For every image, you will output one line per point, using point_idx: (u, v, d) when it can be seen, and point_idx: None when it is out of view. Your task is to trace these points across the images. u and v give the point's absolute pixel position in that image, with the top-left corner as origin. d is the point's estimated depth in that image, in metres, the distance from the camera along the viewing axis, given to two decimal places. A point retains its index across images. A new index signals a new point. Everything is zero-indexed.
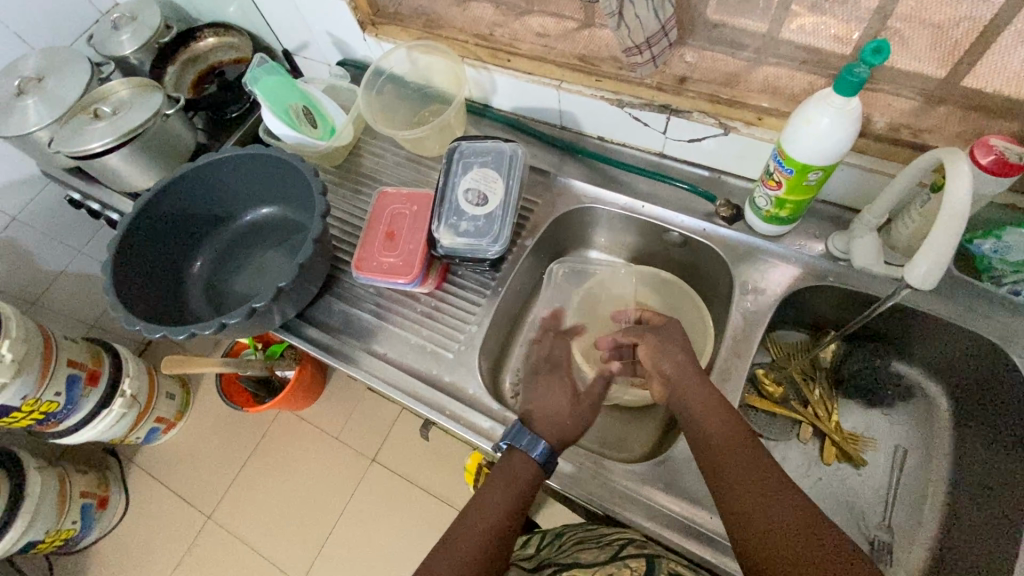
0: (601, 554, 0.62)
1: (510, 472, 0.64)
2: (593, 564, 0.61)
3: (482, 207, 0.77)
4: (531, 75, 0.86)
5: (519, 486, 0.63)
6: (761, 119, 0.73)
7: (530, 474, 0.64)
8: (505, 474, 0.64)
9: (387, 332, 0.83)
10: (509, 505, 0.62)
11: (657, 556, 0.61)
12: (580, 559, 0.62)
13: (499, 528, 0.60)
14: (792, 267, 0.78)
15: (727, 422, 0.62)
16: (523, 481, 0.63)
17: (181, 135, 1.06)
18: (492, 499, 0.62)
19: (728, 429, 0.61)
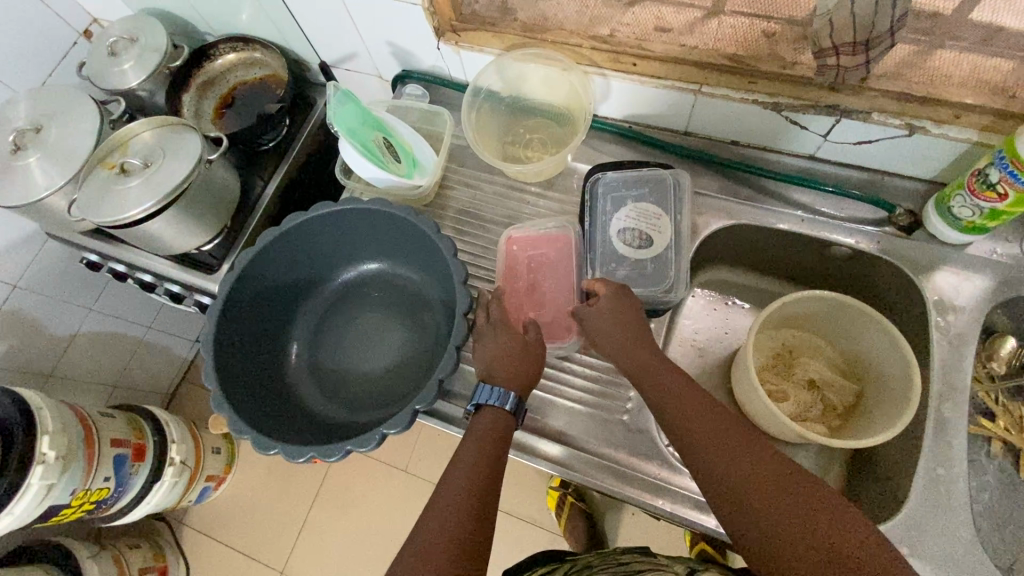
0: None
1: (478, 433, 0.57)
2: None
3: (646, 248, 0.66)
4: (662, 80, 0.74)
5: (488, 445, 0.56)
6: (959, 116, 0.64)
7: (497, 430, 0.58)
8: (471, 439, 0.57)
9: (541, 400, 0.72)
10: (486, 471, 0.54)
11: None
12: None
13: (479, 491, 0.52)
14: (985, 279, 0.70)
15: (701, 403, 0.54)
16: (494, 440, 0.57)
17: (225, 182, 0.90)
18: (461, 465, 0.54)
19: (709, 418, 0.52)
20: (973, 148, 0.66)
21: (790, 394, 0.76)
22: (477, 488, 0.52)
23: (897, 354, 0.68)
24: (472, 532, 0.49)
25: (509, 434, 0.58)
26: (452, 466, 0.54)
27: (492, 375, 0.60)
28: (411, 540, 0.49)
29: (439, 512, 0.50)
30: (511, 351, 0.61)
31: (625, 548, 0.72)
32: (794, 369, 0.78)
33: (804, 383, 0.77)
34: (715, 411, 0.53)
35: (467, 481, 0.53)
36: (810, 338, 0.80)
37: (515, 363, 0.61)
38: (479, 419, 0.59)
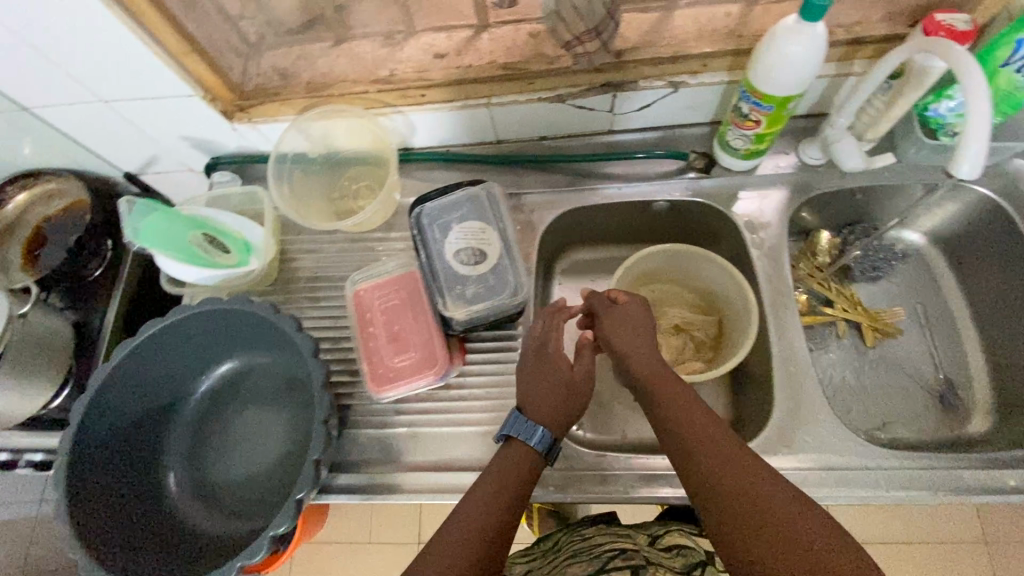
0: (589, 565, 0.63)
1: (500, 467, 0.60)
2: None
3: (483, 263, 0.68)
4: (454, 102, 0.77)
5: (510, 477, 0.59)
6: (707, 64, 0.71)
7: (525, 465, 0.60)
8: (496, 471, 0.60)
9: (440, 437, 0.72)
10: (502, 501, 0.57)
11: (645, 564, 0.61)
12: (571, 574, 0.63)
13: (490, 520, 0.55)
14: (779, 191, 0.79)
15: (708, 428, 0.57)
16: (517, 476, 0.59)
17: (53, 328, 0.83)
18: (481, 494, 0.57)
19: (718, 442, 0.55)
20: (729, 87, 0.75)
21: (662, 342, 0.82)
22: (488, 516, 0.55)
23: (731, 280, 0.77)
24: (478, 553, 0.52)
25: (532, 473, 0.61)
26: (469, 499, 0.57)
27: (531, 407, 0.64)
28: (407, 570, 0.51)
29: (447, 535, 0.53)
30: (559, 390, 0.64)
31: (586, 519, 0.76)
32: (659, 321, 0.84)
33: (671, 330, 0.83)
34: (724, 438, 0.55)
35: (481, 509, 0.56)
36: (666, 289, 0.86)
37: (560, 401, 0.64)
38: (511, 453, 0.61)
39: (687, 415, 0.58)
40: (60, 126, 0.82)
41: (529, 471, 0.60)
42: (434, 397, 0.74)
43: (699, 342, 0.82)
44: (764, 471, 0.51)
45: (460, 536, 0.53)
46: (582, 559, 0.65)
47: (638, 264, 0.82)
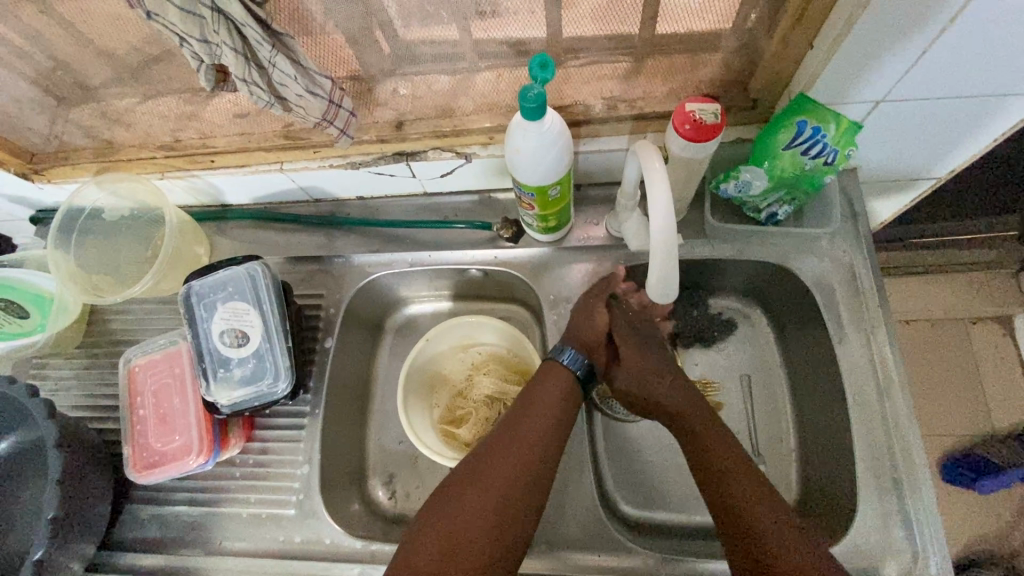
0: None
1: (547, 384, 0.63)
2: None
3: (246, 346, 0.67)
4: (248, 167, 0.75)
5: (551, 409, 0.61)
6: (492, 138, 0.69)
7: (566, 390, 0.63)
8: (550, 382, 0.63)
9: (218, 518, 0.71)
10: (558, 413, 0.61)
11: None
12: None
13: (527, 456, 0.58)
14: (586, 262, 0.76)
15: (728, 444, 0.60)
16: (559, 396, 0.62)
17: None
18: (532, 410, 0.61)
19: (733, 455, 0.59)
20: None
21: (470, 414, 0.82)
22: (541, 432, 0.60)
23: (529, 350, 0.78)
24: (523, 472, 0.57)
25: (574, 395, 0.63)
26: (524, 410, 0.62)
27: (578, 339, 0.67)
28: (451, 512, 0.54)
29: (484, 480, 0.56)
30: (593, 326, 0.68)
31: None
32: (472, 390, 0.84)
33: (483, 400, 0.82)
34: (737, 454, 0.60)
35: (528, 441, 0.59)
36: (486, 353, 0.86)
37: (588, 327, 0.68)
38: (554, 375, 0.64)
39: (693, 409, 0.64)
40: None
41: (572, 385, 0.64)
42: (217, 474, 0.73)
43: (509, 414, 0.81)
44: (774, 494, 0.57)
45: (505, 458, 0.57)
46: None
47: (449, 329, 0.82)
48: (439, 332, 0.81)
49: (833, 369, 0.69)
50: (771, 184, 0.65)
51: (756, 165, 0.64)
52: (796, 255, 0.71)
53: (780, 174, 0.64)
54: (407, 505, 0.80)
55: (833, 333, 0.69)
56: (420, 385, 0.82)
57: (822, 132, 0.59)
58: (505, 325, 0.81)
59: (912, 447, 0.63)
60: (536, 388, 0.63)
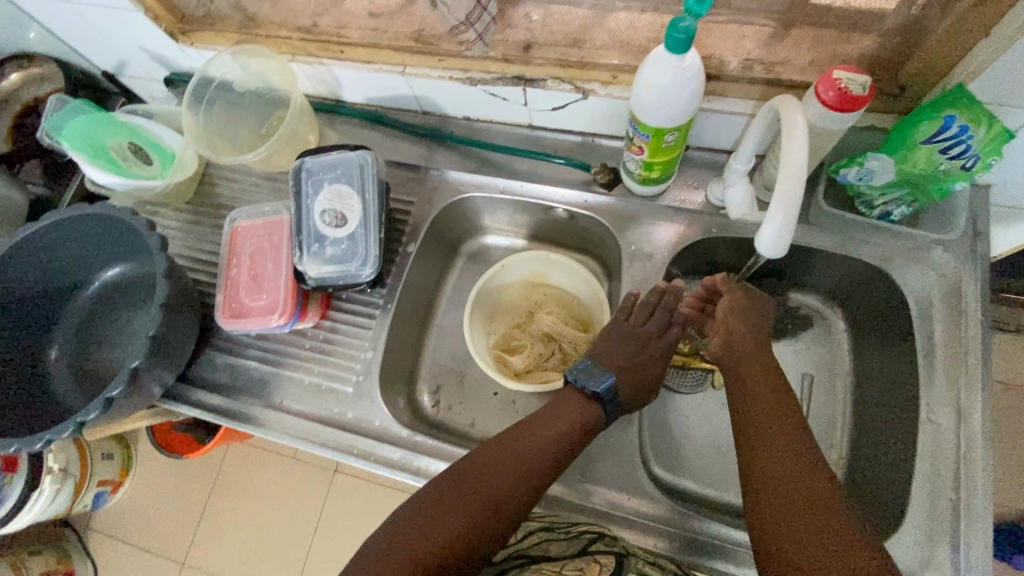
0: (569, 547, 0.59)
1: (564, 411, 0.66)
2: (564, 556, 0.57)
3: (343, 228, 0.71)
4: (373, 64, 0.77)
5: (558, 440, 0.63)
6: (616, 77, 0.68)
7: (581, 425, 0.65)
8: (567, 416, 0.66)
9: (281, 378, 0.77)
10: (557, 447, 0.63)
11: (626, 553, 0.59)
12: (549, 551, 0.59)
13: (525, 475, 0.60)
14: (677, 225, 0.75)
15: (782, 415, 0.61)
16: (572, 429, 0.65)
17: (9, 196, 0.96)
18: (533, 436, 0.63)
19: (783, 428, 0.59)
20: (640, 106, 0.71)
21: (525, 346, 0.84)
22: (526, 471, 0.61)
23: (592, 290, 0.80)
24: (488, 506, 0.58)
25: (587, 432, 0.65)
26: (519, 435, 0.64)
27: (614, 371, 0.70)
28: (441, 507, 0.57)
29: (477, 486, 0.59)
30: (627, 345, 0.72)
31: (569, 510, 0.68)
32: (531, 325, 0.86)
33: (540, 336, 0.85)
34: (786, 426, 0.59)
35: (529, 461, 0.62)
36: (552, 293, 0.87)
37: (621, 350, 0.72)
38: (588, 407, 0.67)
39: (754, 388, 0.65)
40: (36, 18, 0.89)
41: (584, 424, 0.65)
42: (289, 341, 0.78)
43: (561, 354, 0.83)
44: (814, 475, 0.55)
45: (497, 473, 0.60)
46: (558, 538, 0.61)
47: (523, 262, 0.84)
48: (514, 262, 0.83)
49: (911, 382, 0.67)
50: (896, 178, 0.63)
51: (886, 155, 0.62)
52: (901, 261, 0.68)
53: (909, 171, 0.62)
54: (446, 415, 0.84)
55: (920, 347, 0.66)
56: (483, 310, 0.84)
57: (970, 132, 0.56)
58: (576, 265, 0.81)
59: (978, 476, 0.61)
60: (549, 414, 0.66)
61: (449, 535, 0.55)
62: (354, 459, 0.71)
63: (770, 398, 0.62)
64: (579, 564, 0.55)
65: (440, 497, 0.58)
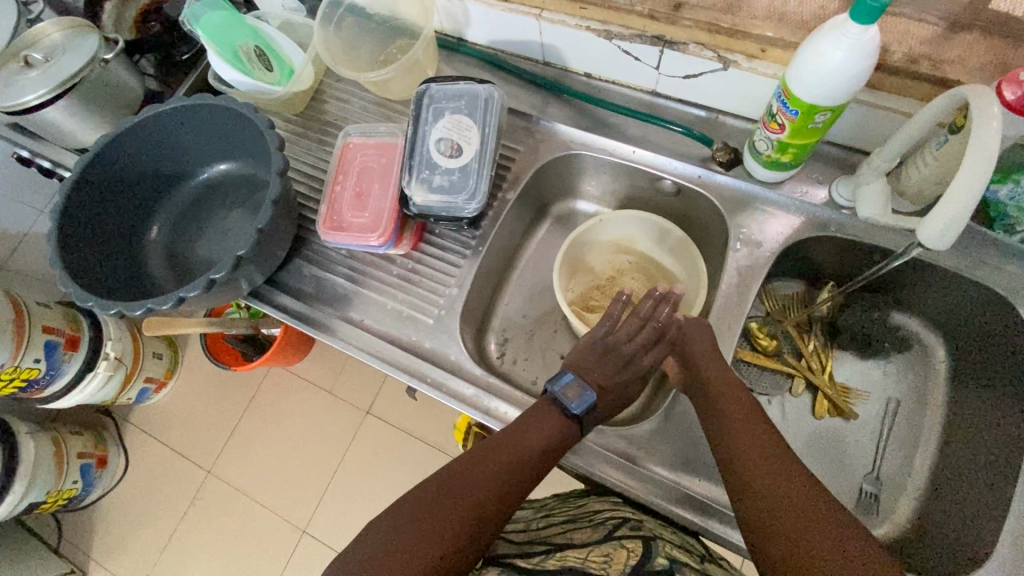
0: (594, 534, 0.62)
1: (545, 417, 0.66)
2: (588, 544, 0.60)
3: (456, 159, 0.70)
4: (508, 3, 0.76)
5: (542, 447, 0.64)
6: (765, 51, 0.65)
7: (565, 433, 0.65)
8: (549, 420, 0.66)
9: (363, 298, 0.78)
10: (539, 452, 0.63)
11: (653, 537, 0.61)
12: (574, 539, 0.63)
13: (506, 483, 0.61)
14: (792, 218, 0.73)
15: (758, 436, 0.59)
16: (555, 436, 0.64)
17: (126, 83, 0.97)
18: (514, 442, 0.64)
19: (759, 449, 0.58)
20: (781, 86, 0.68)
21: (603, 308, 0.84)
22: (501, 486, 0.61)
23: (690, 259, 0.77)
24: (477, 517, 0.58)
25: (571, 437, 0.65)
26: (503, 442, 0.64)
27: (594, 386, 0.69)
28: (428, 520, 0.56)
29: (463, 497, 0.58)
30: (601, 357, 0.71)
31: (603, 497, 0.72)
32: (611, 288, 0.85)
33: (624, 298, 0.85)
34: (765, 446, 0.58)
35: (512, 467, 0.62)
36: (637, 260, 0.86)
37: (599, 364, 0.71)
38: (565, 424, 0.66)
39: (720, 394, 0.64)
40: None
41: (563, 439, 0.65)
42: (376, 264, 0.79)
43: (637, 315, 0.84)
44: (809, 493, 0.53)
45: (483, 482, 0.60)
46: (585, 527, 0.65)
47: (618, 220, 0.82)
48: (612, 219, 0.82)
49: None
50: None
51: None
52: None
53: None
54: (512, 367, 0.84)
55: None
56: (571, 263, 0.83)
57: None
58: (683, 241, 0.79)
59: None
60: (529, 418, 0.66)
61: (441, 550, 0.54)
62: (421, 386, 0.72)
63: (741, 420, 0.61)
64: (606, 547, 0.59)
65: (428, 509, 0.57)
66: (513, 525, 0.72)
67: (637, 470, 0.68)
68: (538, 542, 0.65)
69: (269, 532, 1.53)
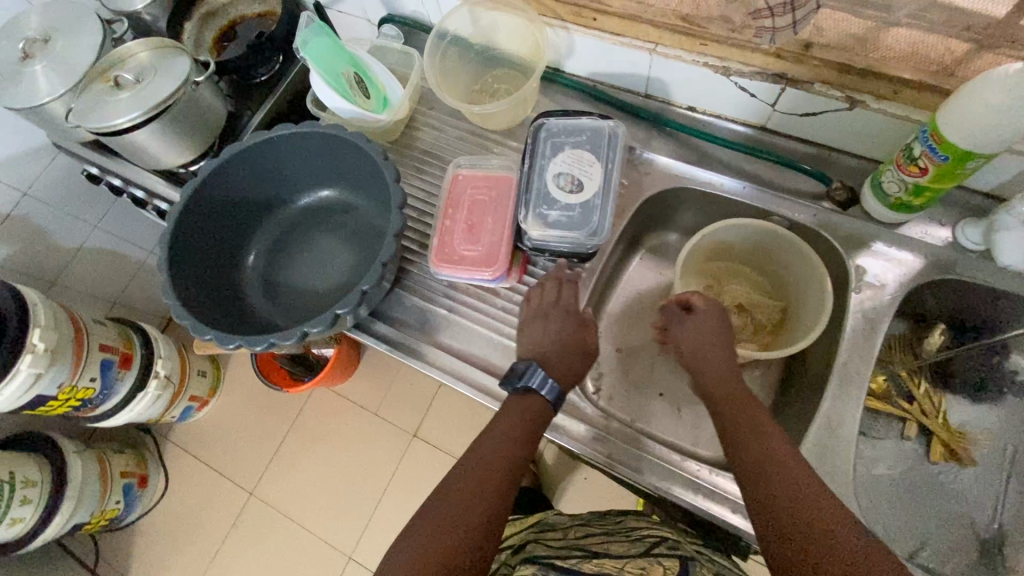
0: (632, 548, 0.69)
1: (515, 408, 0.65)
2: (626, 556, 0.67)
3: (576, 194, 0.69)
4: (620, 36, 0.75)
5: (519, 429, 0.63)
6: (897, 92, 0.65)
7: (537, 412, 0.64)
8: (519, 407, 0.65)
9: (470, 331, 0.76)
10: (518, 434, 0.62)
11: (689, 557, 0.66)
12: (611, 551, 0.69)
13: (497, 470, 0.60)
14: (913, 258, 0.71)
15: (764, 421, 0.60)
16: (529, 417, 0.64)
17: (212, 107, 0.96)
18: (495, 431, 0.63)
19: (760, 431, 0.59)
20: (910, 127, 0.67)
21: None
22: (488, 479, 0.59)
23: (806, 271, 0.74)
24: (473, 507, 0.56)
25: (545, 415, 0.64)
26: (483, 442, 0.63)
27: (539, 355, 0.67)
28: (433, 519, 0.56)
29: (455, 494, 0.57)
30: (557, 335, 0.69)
31: (642, 516, 0.78)
32: (723, 297, 0.83)
33: (733, 308, 0.82)
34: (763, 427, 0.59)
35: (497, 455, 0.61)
36: (740, 267, 0.84)
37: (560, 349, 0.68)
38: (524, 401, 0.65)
39: (725, 383, 0.66)
40: None
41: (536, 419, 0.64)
42: (480, 298, 0.78)
43: (745, 329, 0.81)
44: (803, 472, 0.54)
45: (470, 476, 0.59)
46: (623, 541, 0.71)
47: (728, 232, 0.79)
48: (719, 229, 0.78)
49: None
50: None
51: None
52: None
53: None
54: (610, 404, 0.82)
55: None
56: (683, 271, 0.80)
57: None
58: (789, 237, 0.74)
59: None
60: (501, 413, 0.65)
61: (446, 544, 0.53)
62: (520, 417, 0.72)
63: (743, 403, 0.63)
64: (641, 563, 0.64)
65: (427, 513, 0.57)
66: (551, 534, 0.77)
67: (644, 457, 0.70)
68: (576, 549, 0.71)
69: (314, 557, 1.49)
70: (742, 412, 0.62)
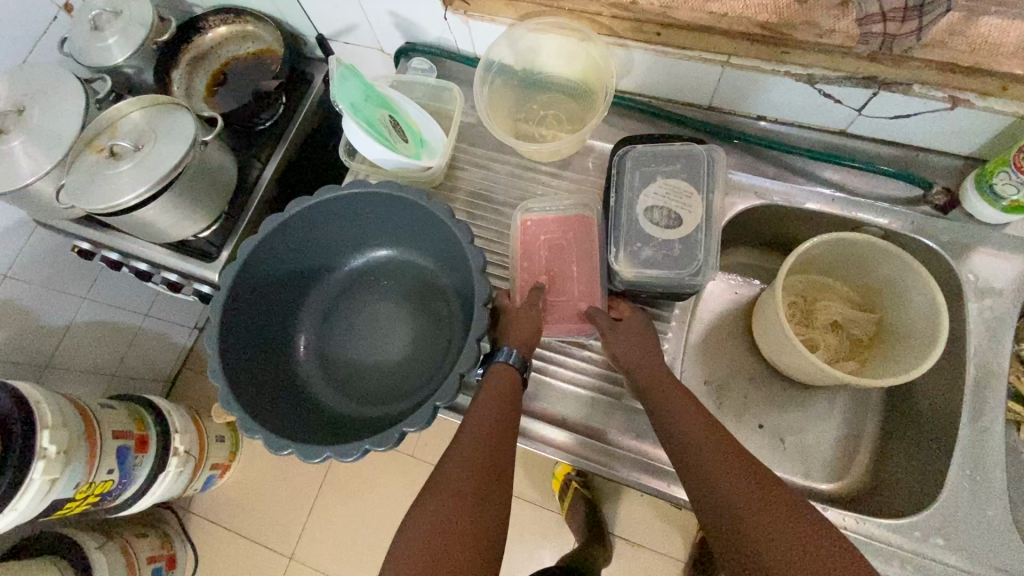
0: None
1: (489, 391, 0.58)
2: None
3: (673, 228, 0.64)
4: (688, 50, 0.67)
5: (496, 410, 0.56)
6: (1007, 88, 0.59)
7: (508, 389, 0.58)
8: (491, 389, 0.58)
9: (562, 391, 0.70)
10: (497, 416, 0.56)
11: None
12: None
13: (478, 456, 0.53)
14: (1022, 259, 0.68)
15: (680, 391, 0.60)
16: (501, 398, 0.57)
17: (222, 166, 0.86)
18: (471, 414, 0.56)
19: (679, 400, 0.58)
20: (1018, 122, 0.62)
21: (819, 340, 0.77)
22: (477, 460, 0.52)
23: (908, 285, 0.69)
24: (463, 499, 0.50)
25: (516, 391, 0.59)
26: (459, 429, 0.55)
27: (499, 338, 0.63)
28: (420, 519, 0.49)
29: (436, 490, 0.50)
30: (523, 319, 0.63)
31: None
32: (815, 315, 0.78)
33: (827, 326, 0.77)
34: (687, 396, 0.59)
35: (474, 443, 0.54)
36: (825, 281, 0.79)
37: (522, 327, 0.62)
38: (488, 379, 0.59)
39: (649, 353, 0.63)
40: None
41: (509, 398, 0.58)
42: (567, 353, 0.71)
43: (840, 346, 0.77)
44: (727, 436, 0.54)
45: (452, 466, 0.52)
46: None
47: (818, 250, 0.74)
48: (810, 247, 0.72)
49: None
50: None
51: None
52: None
53: None
54: None
55: None
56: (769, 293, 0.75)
57: None
58: (886, 249, 0.69)
59: None
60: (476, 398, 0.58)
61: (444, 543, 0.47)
62: (624, 478, 0.66)
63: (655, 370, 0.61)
64: None
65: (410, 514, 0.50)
66: None
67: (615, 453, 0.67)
68: None
69: None
70: (658, 394, 0.60)
